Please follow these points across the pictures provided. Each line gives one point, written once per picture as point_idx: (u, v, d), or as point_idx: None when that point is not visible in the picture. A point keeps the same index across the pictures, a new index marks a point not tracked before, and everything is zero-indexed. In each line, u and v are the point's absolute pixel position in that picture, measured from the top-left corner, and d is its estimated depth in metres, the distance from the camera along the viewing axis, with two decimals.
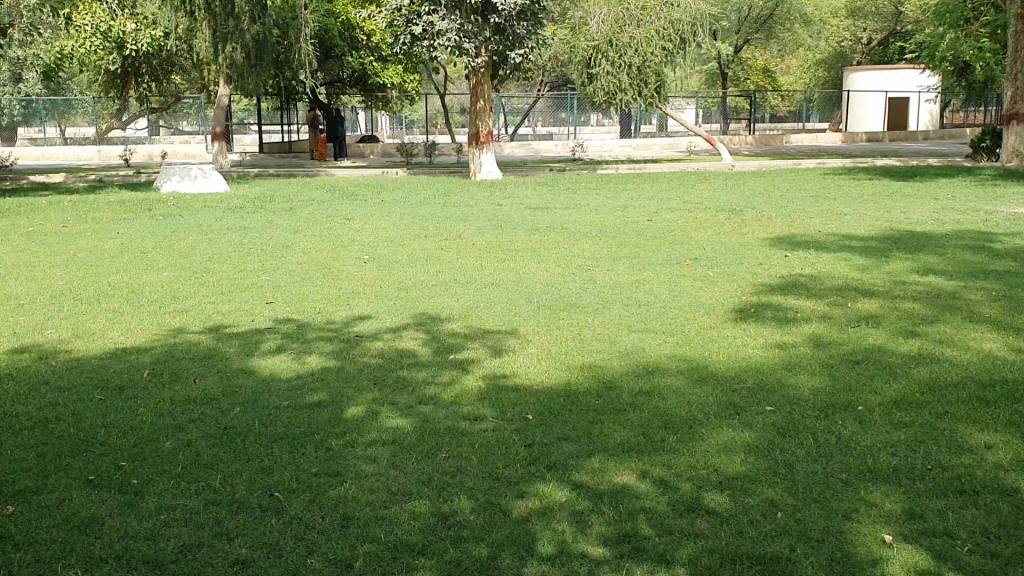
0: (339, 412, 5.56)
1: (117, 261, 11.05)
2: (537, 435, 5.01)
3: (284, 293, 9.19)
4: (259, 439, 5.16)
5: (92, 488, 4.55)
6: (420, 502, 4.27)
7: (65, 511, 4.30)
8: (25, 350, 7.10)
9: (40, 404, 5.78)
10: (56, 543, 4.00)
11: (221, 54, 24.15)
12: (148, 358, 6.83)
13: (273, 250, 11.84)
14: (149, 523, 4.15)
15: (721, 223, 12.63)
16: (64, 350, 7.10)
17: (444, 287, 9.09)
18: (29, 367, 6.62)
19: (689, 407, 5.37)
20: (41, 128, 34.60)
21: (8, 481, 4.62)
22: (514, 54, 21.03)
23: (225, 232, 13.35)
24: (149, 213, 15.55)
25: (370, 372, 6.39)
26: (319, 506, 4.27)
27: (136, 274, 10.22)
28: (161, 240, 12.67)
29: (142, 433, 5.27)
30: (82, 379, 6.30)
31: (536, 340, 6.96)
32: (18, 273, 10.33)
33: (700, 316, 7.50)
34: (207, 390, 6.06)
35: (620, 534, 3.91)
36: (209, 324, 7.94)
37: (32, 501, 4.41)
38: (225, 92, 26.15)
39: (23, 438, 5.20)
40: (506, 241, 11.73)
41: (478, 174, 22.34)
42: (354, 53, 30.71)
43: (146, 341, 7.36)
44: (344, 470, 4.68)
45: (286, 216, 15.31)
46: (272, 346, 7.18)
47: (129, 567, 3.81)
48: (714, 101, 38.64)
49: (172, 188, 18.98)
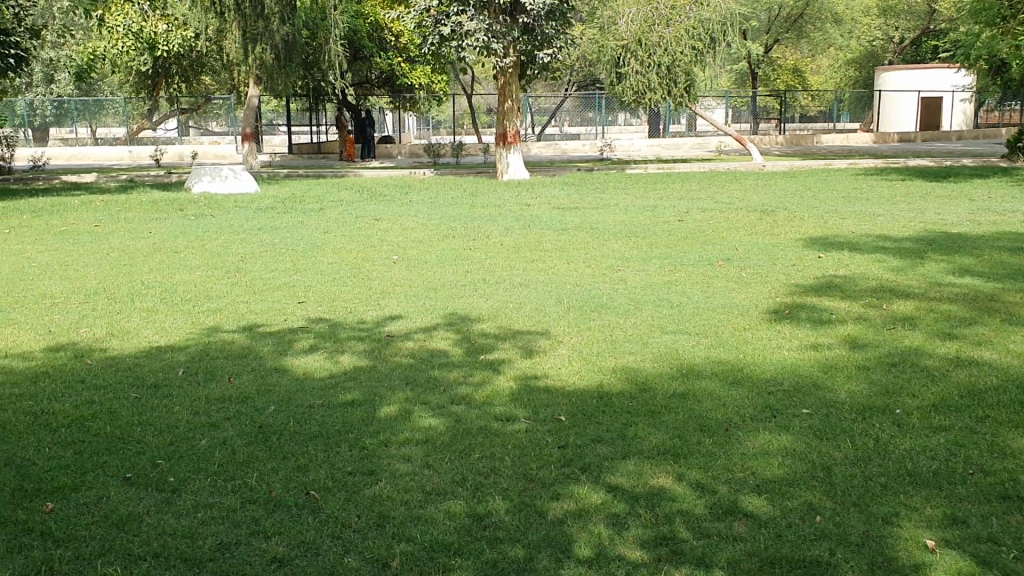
0: (372, 411, 5.56)
1: (149, 261, 11.13)
2: (572, 437, 4.98)
3: (315, 293, 9.22)
4: (293, 437, 5.18)
5: (129, 486, 4.59)
6: (455, 502, 4.26)
7: (103, 508, 4.33)
8: (61, 348, 7.18)
9: (76, 402, 5.84)
10: (94, 541, 4.03)
11: (250, 55, 24.22)
12: (182, 357, 6.88)
13: (303, 249, 11.89)
14: (187, 521, 4.17)
15: (753, 224, 12.57)
16: (100, 348, 7.16)
17: (474, 287, 9.11)
18: (65, 365, 6.69)
19: (726, 410, 5.33)
20: (72, 128, 35.14)
21: (47, 479, 4.67)
22: (542, 54, 20.98)
23: (254, 232, 13.44)
24: (182, 213, 15.69)
25: (402, 371, 6.41)
26: (354, 506, 4.27)
27: (169, 274, 10.30)
28: (193, 240, 12.77)
29: (178, 431, 5.30)
30: (117, 377, 6.36)
31: (567, 341, 6.94)
32: (52, 272, 10.44)
33: (735, 317, 7.45)
34: (239, 388, 6.10)
35: (657, 537, 3.89)
36: (242, 323, 7.98)
37: (70, 498, 4.45)
38: (254, 94, 26.17)
39: (61, 436, 5.25)
40: (535, 242, 11.72)
41: (506, 174, 22.24)
42: (382, 54, 30.80)
43: (181, 340, 7.42)
44: (378, 470, 4.68)
45: (314, 216, 15.43)
46: (304, 345, 7.21)
47: (167, 565, 3.83)
48: (744, 101, 38.43)
49: (203, 188, 19.16)
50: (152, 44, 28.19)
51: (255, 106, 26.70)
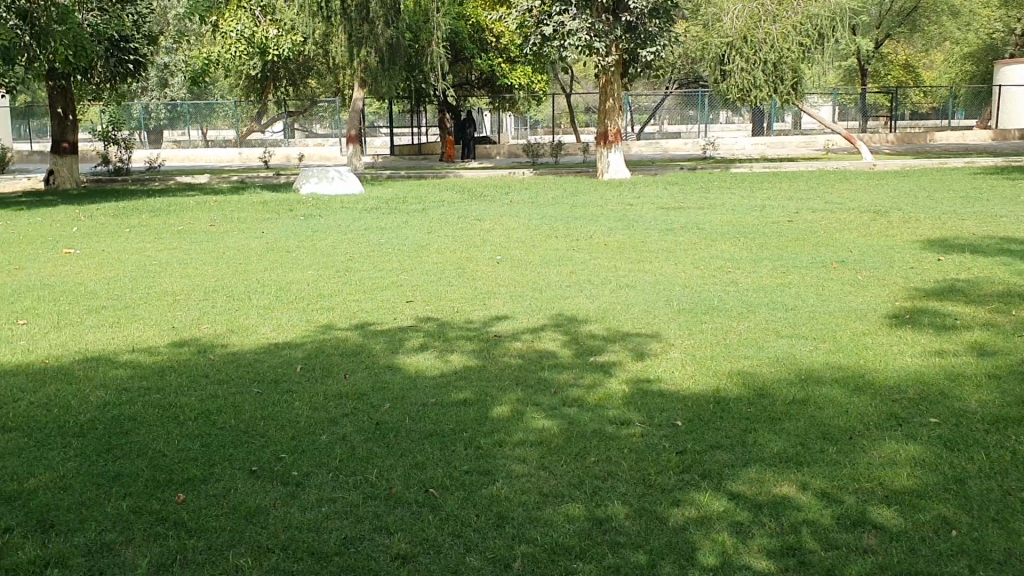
0: (486, 411, 5.59)
1: (263, 260, 11.46)
2: (689, 442, 4.91)
3: (422, 292, 9.33)
4: (409, 434, 5.25)
5: (255, 478, 4.73)
6: (574, 505, 4.24)
7: (232, 500, 4.47)
8: (185, 343, 7.46)
9: (202, 396, 6.06)
10: (225, 532, 4.15)
11: (356, 58, 24.68)
12: (299, 353, 7.06)
13: (409, 249, 12.06)
14: (312, 515, 4.27)
15: (867, 225, 12.19)
16: (221, 344, 7.41)
17: (580, 287, 9.08)
18: (190, 360, 6.95)
19: (848, 418, 5.17)
20: (185, 130, 36.45)
21: (178, 470, 4.84)
22: (645, 52, 20.77)
23: (361, 232, 13.69)
24: (291, 214, 16.11)
25: (513, 372, 6.42)
26: (473, 505, 4.30)
27: (282, 272, 10.59)
28: (303, 239, 13.10)
29: (299, 425, 5.44)
30: (240, 372, 6.57)
31: (679, 344, 6.84)
32: (172, 270, 10.86)
33: (853, 322, 7.23)
34: (355, 385, 6.22)
35: (784, 547, 3.79)
36: (354, 321, 8.14)
37: (199, 489, 4.61)
38: (359, 97, 26.79)
39: (188, 429, 5.45)
40: (640, 242, 11.62)
41: (606, 173, 22.11)
42: (483, 54, 31.00)
43: (297, 337, 7.62)
44: (495, 469, 4.70)
45: (418, 216, 15.65)
46: (415, 344, 7.30)
47: (295, 557, 3.93)
48: (853, 98, 37.33)
49: (310, 189, 19.64)
50: (264, 49, 29.03)
51: (359, 109, 27.19)
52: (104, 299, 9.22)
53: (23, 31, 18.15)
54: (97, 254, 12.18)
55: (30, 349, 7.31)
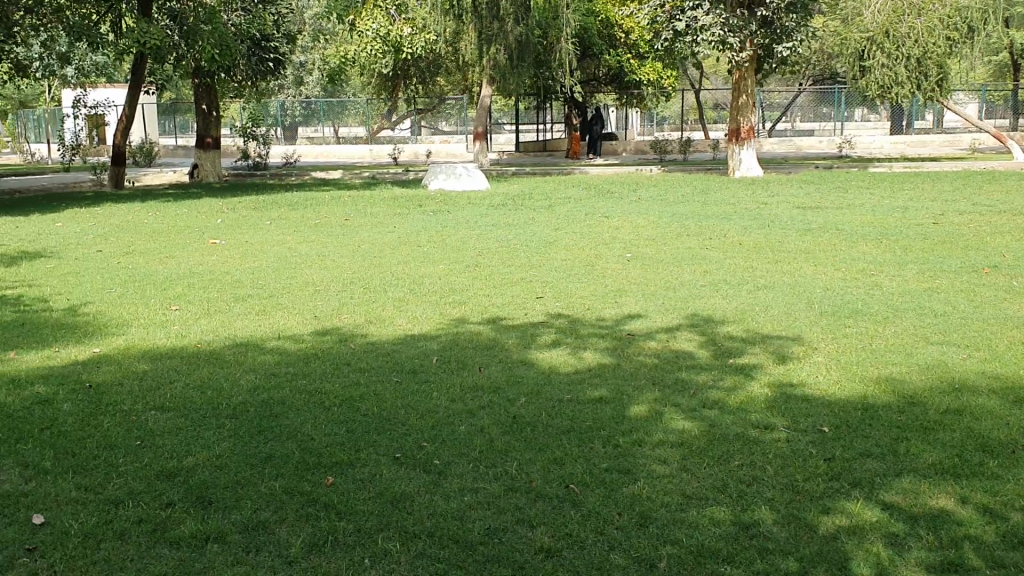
0: (624, 409, 5.57)
1: (396, 253, 11.72)
2: (837, 450, 4.76)
3: (553, 289, 9.35)
4: (548, 429, 5.27)
5: (399, 465, 4.84)
6: (719, 508, 4.18)
7: (378, 485, 4.59)
8: (326, 332, 7.71)
9: (345, 383, 6.24)
10: (373, 516, 4.27)
11: (485, 56, 24.96)
12: (435, 345, 7.19)
13: (538, 246, 12.12)
14: (455, 504, 4.34)
15: (1021, 228, 11.55)
16: (360, 334, 7.62)
17: (714, 288, 8.93)
18: (331, 348, 7.17)
19: (1010, 431, 4.90)
20: (318, 127, 37.63)
21: (325, 454, 5.00)
22: (781, 48, 20.25)
23: (490, 229, 13.82)
24: (421, 209, 16.43)
25: (649, 371, 6.36)
26: (615, 502, 4.29)
27: (415, 266, 10.80)
28: (435, 234, 13.34)
29: (439, 416, 5.54)
30: (379, 362, 6.74)
31: (821, 348, 6.64)
32: (311, 262, 11.23)
33: (1010, 330, 6.85)
34: (491, 378, 6.29)
35: (944, 562, 3.64)
36: (487, 315, 8.24)
37: (345, 474, 4.75)
38: (486, 92, 26.92)
39: (333, 414, 5.62)
40: (776, 242, 11.34)
41: (738, 170, 21.68)
42: (612, 51, 30.86)
43: (432, 329, 7.76)
44: (635, 469, 4.67)
45: (546, 213, 15.71)
46: (549, 340, 7.33)
47: (441, 544, 4.00)
48: (1001, 94, 35.44)
49: (438, 185, 19.97)
50: (398, 47, 29.40)
51: (487, 105, 27.42)
52: (249, 288, 9.60)
53: (174, 31, 19.18)
54: (240, 245, 12.71)
55: (182, 334, 7.67)
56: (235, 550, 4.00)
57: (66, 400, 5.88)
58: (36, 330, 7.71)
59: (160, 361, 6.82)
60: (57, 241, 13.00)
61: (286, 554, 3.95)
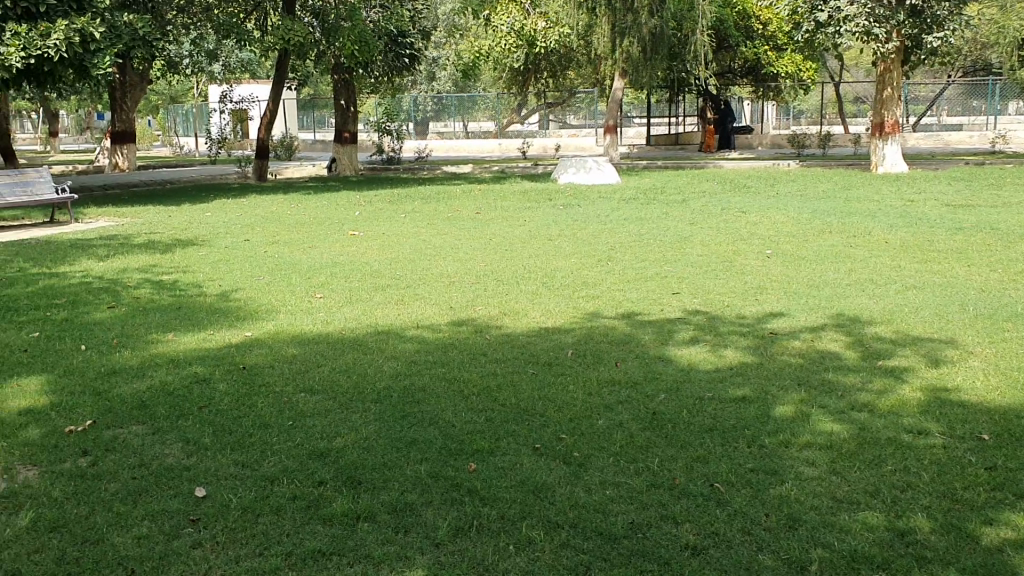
0: (767, 409, 5.45)
1: (529, 247, 11.81)
2: (999, 459, 4.53)
3: (689, 285, 9.23)
4: (689, 427, 5.22)
5: (539, 455, 4.88)
6: (871, 513, 4.05)
7: (519, 474, 4.65)
8: (463, 323, 7.83)
9: (482, 373, 6.34)
10: (517, 505, 4.32)
11: (618, 49, 24.81)
12: (571, 339, 7.22)
13: (672, 241, 11.97)
14: (597, 496, 4.36)
15: None
16: (495, 326, 7.72)
17: (859, 287, 8.63)
18: (468, 339, 7.29)
19: None
20: (449, 122, 38.35)
21: (466, 441, 5.09)
22: (931, 38, 19.35)
23: (621, 223, 13.75)
24: (552, 203, 16.49)
25: (793, 371, 6.22)
26: (761, 503, 4.22)
27: (548, 259, 10.85)
28: (567, 228, 13.37)
29: (576, 408, 5.56)
30: (515, 353, 6.81)
31: (978, 352, 6.33)
32: (445, 254, 11.43)
33: None
34: (630, 373, 6.27)
35: None
36: (622, 310, 8.21)
37: (488, 461, 4.83)
38: (618, 86, 26.63)
39: (471, 402, 5.72)
40: (925, 241, 10.86)
41: (881, 166, 20.96)
42: (748, 43, 30.22)
43: (567, 323, 7.79)
44: (781, 470, 4.57)
45: (679, 207, 15.51)
46: (687, 336, 7.25)
47: (584, 535, 4.02)
48: None
49: (569, 179, 19.99)
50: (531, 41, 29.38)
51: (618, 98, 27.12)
52: (387, 278, 9.86)
53: (317, 30, 19.91)
54: (377, 237, 13.06)
55: (327, 321, 7.94)
56: (385, 529, 4.12)
57: (221, 380, 6.17)
58: (191, 314, 8.13)
59: (307, 346, 7.08)
60: (207, 231, 13.66)
61: (434, 536, 4.04)
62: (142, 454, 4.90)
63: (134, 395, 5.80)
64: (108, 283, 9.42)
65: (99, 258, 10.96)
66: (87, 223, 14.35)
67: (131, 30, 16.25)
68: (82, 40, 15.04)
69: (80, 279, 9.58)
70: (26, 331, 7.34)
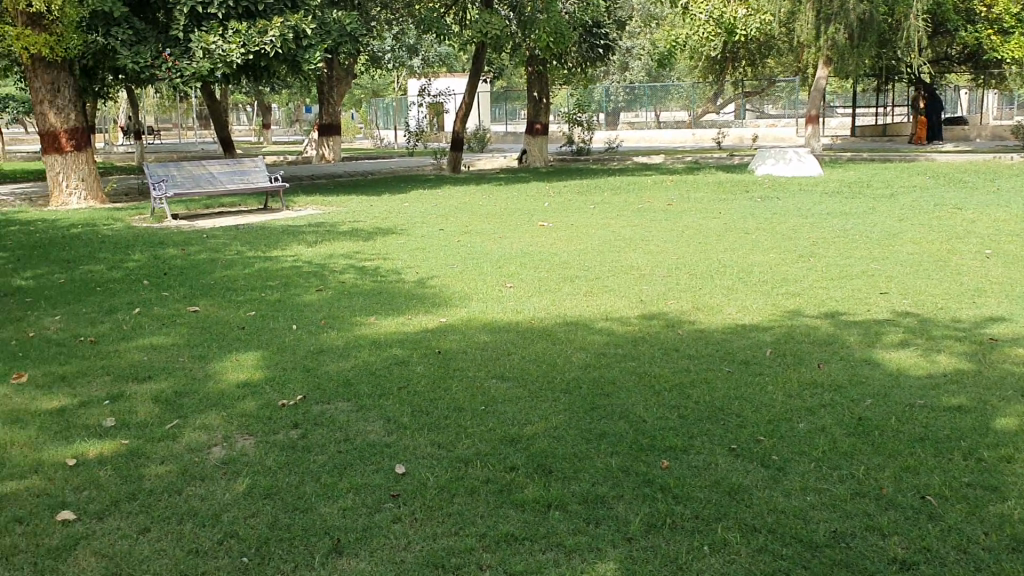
0: (986, 421, 5.08)
1: (724, 240, 11.54)
2: None
3: (897, 284, 8.73)
4: (897, 435, 4.94)
5: (735, 456, 4.76)
6: None
7: (715, 474, 4.55)
8: (655, 316, 7.75)
9: (675, 368, 6.25)
10: (711, 505, 4.24)
11: (823, 35, 23.74)
12: (769, 337, 7.00)
13: (879, 237, 11.36)
14: (798, 502, 4.20)
15: None
16: (689, 320, 7.59)
17: None
18: (661, 333, 7.21)
19: None
20: (641, 111, 38.23)
21: (658, 437, 5.03)
22: None
23: (822, 217, 13.17)
24: (749, 195, 16.03)
25: (1017, 381, 5.76)
26: (980, 521, 3.93)
27: (744, 254, 10.56)
28: (764, 221, 12.97)
29: (774, 410, 5.38)
30: (710, 350, 6.67)
31: None
32: (637, 246, 11.36)
33: None
34: (830, 376, 6.00)
35: None
36: (823, 309, 7.88)
37: (681, 458, 4.75)
38: (822, 74, 25.37)
39: (664, 398, 5.65)
40: None
41: None
42: (968, 27, 28.34)
43: (765, 320, 7.56)
44: (1003, 488, 4.25)
45: (886, 202, 14.70)
46: (895, 339, 6.87)
47: (783, 541, 3.89)
48: None
49: (767, 170, 19.39)
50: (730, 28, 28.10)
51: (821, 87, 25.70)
52: (579, 269, 9.89)
53: (512, 22, 20.25)
54: (570, 227, 13.15)
55: (519, 310, 8.06)
56: (577, 519, 4.13)
57: (419, 363, 6.39)
58: (392, 298, 8.48)
59: (500, 334, 7.21)
60: (405, 219, 14.18)
61: (626, 529, 4.02)
62: (347, 429, 5.15)
63: (339, 374, 6.10)
64: (315, 267, 9.96)
65: (307, 243, 11.61)
66: (297, 210, 15.26)
67: (340, 26, 17.09)
68: (296, 36, 15.94)
69: (291, 263, 10.19)
70: (244, 310, 7.88)
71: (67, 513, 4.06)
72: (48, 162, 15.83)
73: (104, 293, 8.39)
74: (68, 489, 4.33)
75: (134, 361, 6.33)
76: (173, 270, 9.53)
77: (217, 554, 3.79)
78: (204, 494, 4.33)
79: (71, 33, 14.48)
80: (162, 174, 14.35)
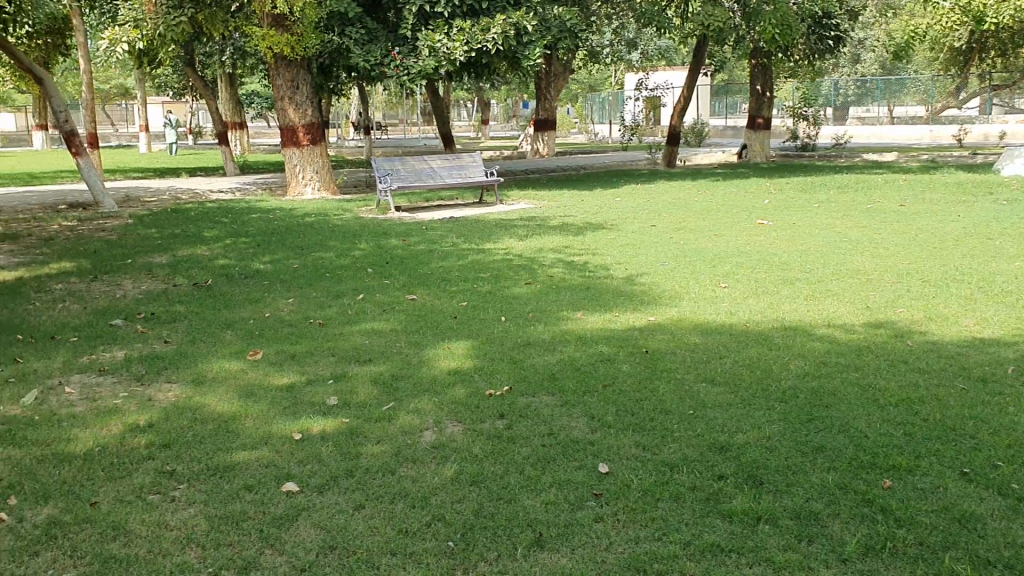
0: None
1: (962, 245, 10.69)
2: None
3: None
4: None
5: (968, 482, 4.37)
6: None
7: (944, 499, 4.20)
8: (881, 325, 7.28)
9: (902, 382, 5.83)
10: (939, 532, 3.91)
11: None
12: (1012, 353, 6.40)
13: None
14: None
15: None
16: (920, 331, 7.08)
17: None
18: (887, 343, 6.76)
19: None
20: (874, 106, 36.83)
21: (880, 454, 4.71)
22: None
23: None
24: (992, 197, 14.80)
25: None
26: None
27: (985, 261, 9.74)
28: (1009, 226, 11.91)
29: (1015, 435, 4.90)
30: (941, 364, 6.18)
31: None
32: (863, 248, 10.74)
33: None
34: None
35: None
36: None
37: (906, 480, 4.42)
38: None
39: (888, 413, 5.28)
40: None
41: None
42: None
43: (1007, 334, 6.92)
44: None
45: None
46: None
47: None
48: None
49: (1013, 170, 17.91)
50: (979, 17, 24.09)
51: None
52: (797, 272, 9.45)
53: (736, 13, 19.67)
54: (789, 226, 12.63)
55: (731, 312, 7.80)
56: (789, 535, 3.92)
57: (626, 361, 6.32)
58: (602, 294, 8.45)
59: (710, 336, 7.01)
60: (617, 215, 14.14)
61: (841, 550, 3.78)
62: (552, 423, 5.16)
63: (546, 368, 6.13)
64: (527, 260, 10.10)
65: (520, 237, 11.80)
66: (512, 204, 15.57)
67: (560, 22, 17.27)
68: (518, 33, 16.23)
69: (504, 255, 10.39)
70: (457, 300, 8.10)
71: (290, 485, 4.31)
72: (288, 154, 17.01)
73: (331, 279, 8.89)
74: (292, 462, 4.60)
75: (354, 344, 6.66)
76: (394, 260, 9.95)
77: (424, 536, 3.90)
78: (415, 476, 4.46)
79: (310, 33, 15.44)
80: (387, 168, 14.94)
